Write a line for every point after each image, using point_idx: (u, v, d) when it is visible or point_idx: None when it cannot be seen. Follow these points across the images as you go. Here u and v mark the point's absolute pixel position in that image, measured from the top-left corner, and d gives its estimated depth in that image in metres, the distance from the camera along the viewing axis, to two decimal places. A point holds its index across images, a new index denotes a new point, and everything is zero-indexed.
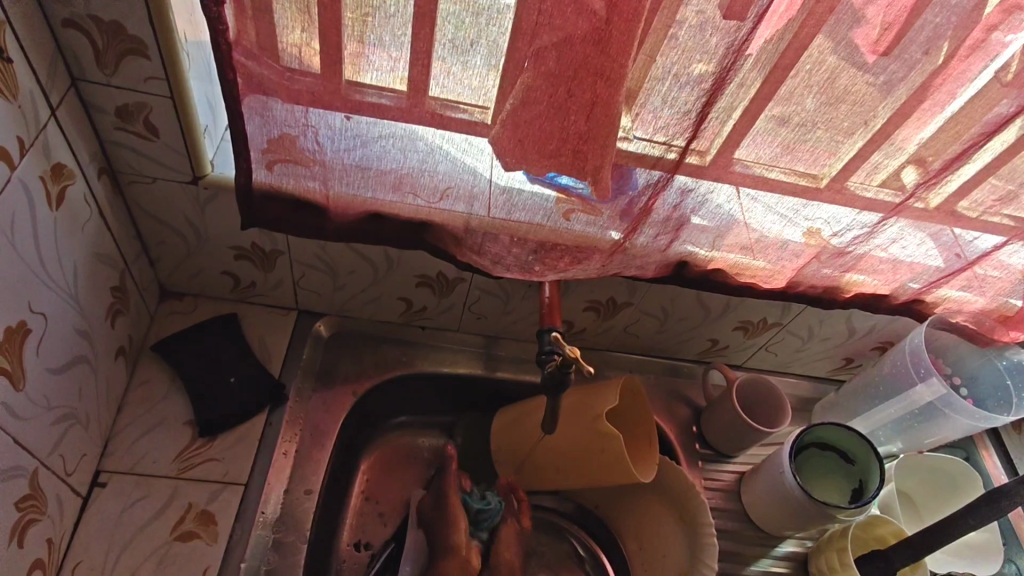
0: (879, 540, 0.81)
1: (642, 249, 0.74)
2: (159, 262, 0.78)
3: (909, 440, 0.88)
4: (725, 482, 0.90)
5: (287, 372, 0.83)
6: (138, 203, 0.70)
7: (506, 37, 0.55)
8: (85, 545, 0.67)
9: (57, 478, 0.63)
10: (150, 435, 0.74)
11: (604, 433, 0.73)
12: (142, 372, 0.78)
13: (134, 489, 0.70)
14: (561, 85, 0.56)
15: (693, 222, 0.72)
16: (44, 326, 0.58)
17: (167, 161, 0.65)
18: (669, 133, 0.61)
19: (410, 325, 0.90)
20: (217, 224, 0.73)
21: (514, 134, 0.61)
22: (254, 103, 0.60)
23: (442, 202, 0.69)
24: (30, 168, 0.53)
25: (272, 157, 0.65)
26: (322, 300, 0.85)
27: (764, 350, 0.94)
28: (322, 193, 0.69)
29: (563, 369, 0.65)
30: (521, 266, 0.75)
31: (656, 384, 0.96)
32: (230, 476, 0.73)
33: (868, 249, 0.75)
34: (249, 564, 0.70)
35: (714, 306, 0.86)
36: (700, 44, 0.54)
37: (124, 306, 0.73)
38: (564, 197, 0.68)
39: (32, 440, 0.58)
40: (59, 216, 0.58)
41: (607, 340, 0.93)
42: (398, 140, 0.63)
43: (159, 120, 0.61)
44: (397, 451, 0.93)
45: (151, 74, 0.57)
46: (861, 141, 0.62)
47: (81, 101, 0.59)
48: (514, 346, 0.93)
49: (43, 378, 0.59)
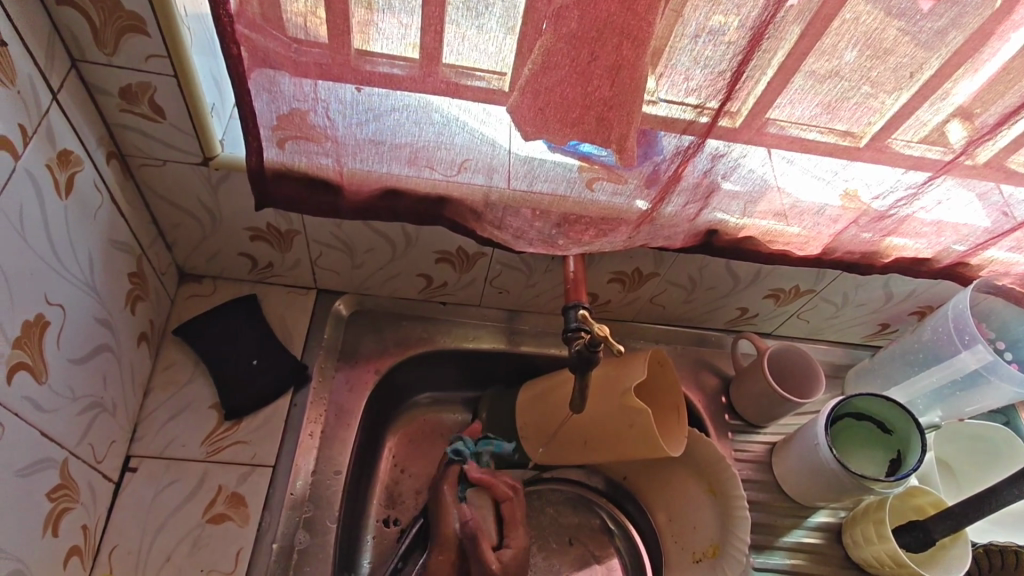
0: (917, 510, 0.80)
1: (670, 218, 0.71)
2: (175, 246, 0.77)
3: (949, 408, 0.85)
4: (757, 453, 0.88)
5: (309, 352, 0.82)
6: (149, 186, 0.68)
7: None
8: (119, 529, 0.67)
9: (88, 467, 0.63)
10: (177, 419, 0.74)
11: (635, 409, 0.71)
12: (166, 356, 0.77)
13: (164, 472, 0.71)
14: (583, 47, 0.53)
15: (725, 188, 0.68)
16: (63, 318, 0.57)
17: (175, 142, 0.63)
18: (701, 95, 0.57)
19: (431, 301, 0.89)
20: (230, 205, 0.71)
21: (533, 102, 0.57)
22: (261, 79, 0.57)
23: (460, 175, 0.67)
24: (35, 156, 0.52)
25: (283, 135, 0.63)
26: (340, 278, 0.84)
27: (796, 317, 0.91)
28: (335, 170, 0.66)
29: (589, 348, 0.63)
30: (544, 240, 0.73)
31: (682, 354, 0.94)
32: (258, 458, 0.73)
33: (910, 212, 0.71)
34: (282, 545, 0.70)
35: (744, 275, 0.83)
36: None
37: (143, 291, 0.72)
38: (587, 165, 0.65)
39: (60, 431, 0.58)
40: (69, 204, 0.57)
41: (633, 312, 0.91)
42: (411, 112, 0.60)
43: (164, 100, 0.59)
44: (423, 427, 0.92)
45: (152, 51, 0.54)
46: (907, 94, 0.57)
47: (83, 83, 0.57)
48: (536, 320, 0.92)
49: (65, 370, 0.58)
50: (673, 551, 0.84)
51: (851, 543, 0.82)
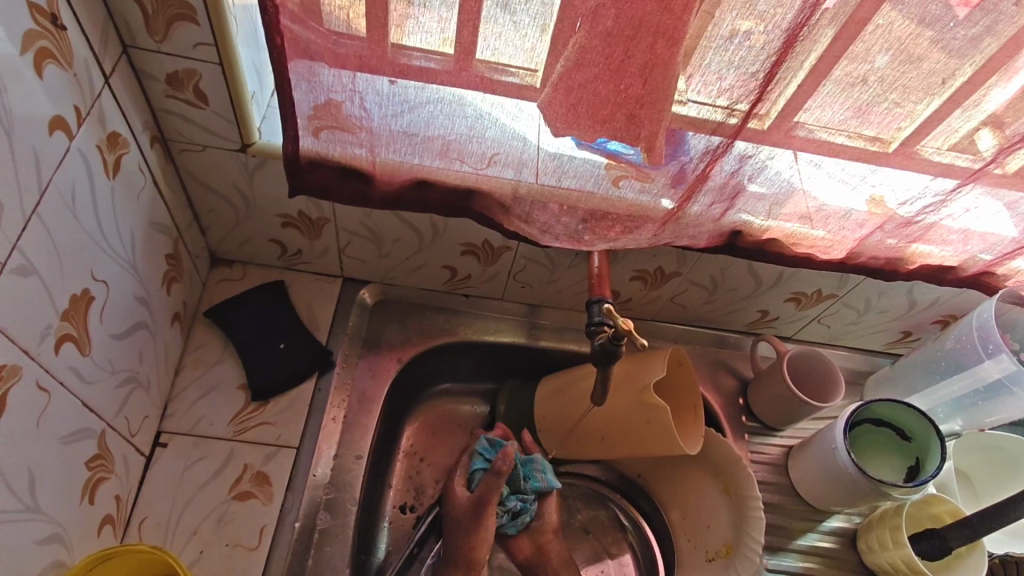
0: (934, 519, 0.80)
1: (695, 218, 0.72)
2: (210, 230, 0.79)
3: (969, 418, 0.85)
4: (772, 455, 0.88)
5: (334, 338, 0.84)
6: (189, 171, 0.70)
7: None
8: (149, 502, 0.69)
9: (123, 439, 0.65)
10: (206, 398, 0.76)
11: (653, 406, 0.72)
12: (197, 337, 0.80)
13: (193, 449, 0.73)
14: (617, 45, 0.53)
15: (751, 190, 0.69)
16: (106, 294, 0.58)
17: (215, 128, 0.65)
18: (733, 96, 0.58)
19: (455, 293, 0.91)
20: (265, 191, 0.73)
21: (566, 99, 0.59)
22: (301, 69, 0.59)
23: (489, 168, 0.68)
24: (87, 137, 0.54)
25: (319, 124, 0.64)
26: (366, 267, 0.86)
27: (817, 322, 0.91)
28: (368, 160, 0.68)
29: (613, 341, 0.62)
30: (569, 235, 0.74)
31: (701, 355, 0.94)
32: (282, 440, 0.75)
33: (937, 219, 0.71)
34: (303, 524, 0.72)
35: (766, 277, 0.83)
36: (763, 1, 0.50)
37: (178, 273, 0.74)
38: (614, 163, 0.66)
39: (99, 402, 0.59)
40: (116, 185, 0.59)
41: (653, 310, 0.91)
42: (445, 105, 0.62)
43: (208, 87, 0.61)
44: (440, 416, 0.94)
45: (200, 40, 0.56)
46: (938, 100, 0.57)
47: (132, 67, 0.59)
48: (557, 315, 0.93)
49: (107, 344, 0.60)
50: (685, 548, 0.85)
51: (865, 549, 0.82)
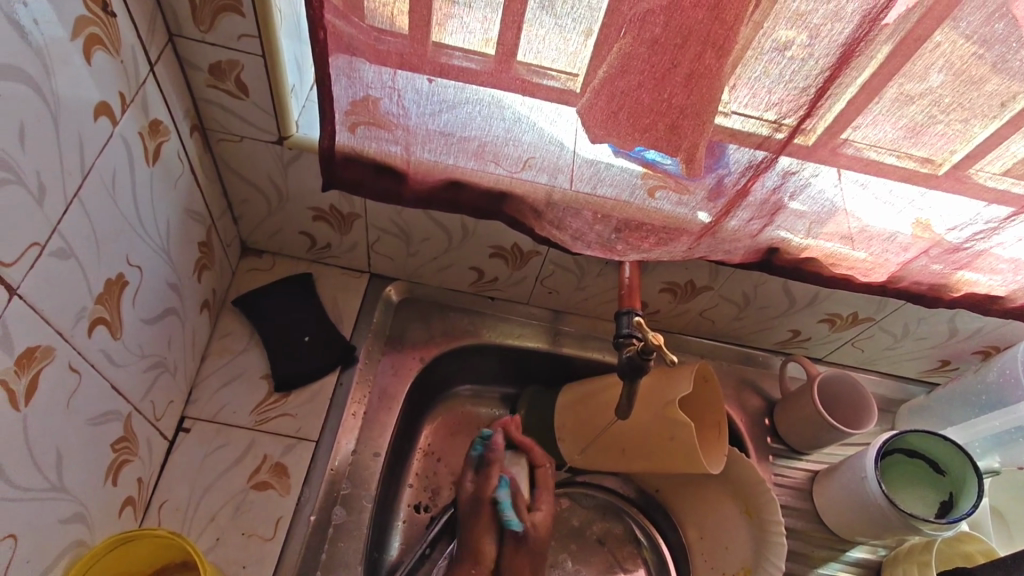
0: (965, 557, 0.76)
1: (732, 233, 0.70)
2: (242, 220, 0.80)
3: (1008, 454, 0.81)
4: (797, 480, 0.86)
5: (359, 334, 0.84)
6: (225, 160, 0.71)
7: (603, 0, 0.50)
8: (168, 486, 0.70)
9: (147, 423, 0.66)
10: (230, 385, 0.77)
11: (678, 422, 0.71)
12: (224, 325, 0.80)
13: (215, 436, 0.73)
14: (663, 53, 0.52)
15: (791, 207, 0.67)
16: (140, 279, 0.59)
17: (253, 119, 0.65)
18: (781, 111, 0.56)
19: (481, 296, 0.90)
20: (298, 183, 0.73)
21: (607, 105, 0.57)
22: (341, 64, 0.59)
23: (523, 172, 0.67)
24: (129, 124, 0.54)
25: (356, 120, 0.64)
26: (394, 265, 0.85)
27: (850, 345, 0.89)
28: (403, 158, 0.68)
29: (641, 354, 0.61)
30: (602, 243, 0.73)
31: (727, 371, 0.92)
32: (302, 432, 0.75)
33: (986, 247, 0.68)
34: (319, 518, 0.72)
35: (801, 297, 0.81)
36: (814, 12, 0.48)
37: (209, 261, 0.75)
38: (650, 172, 0.64)
39: (127, 385, 0.60)
40: (155, 171, 0.59)
41: (681, 323, 0.90)
42: (483, 106, 0.61)
43: (249, 78, 0.61)
44: (459, 418, 0.93)
45: (243, 31, 0.56)
46: (996, 124, 0.55)
47: (177, 56, 0.59)
48: (582, 323, 0.92)
49: (138, 328, 0.60)
50: (702, 568, 0.83)
51: None
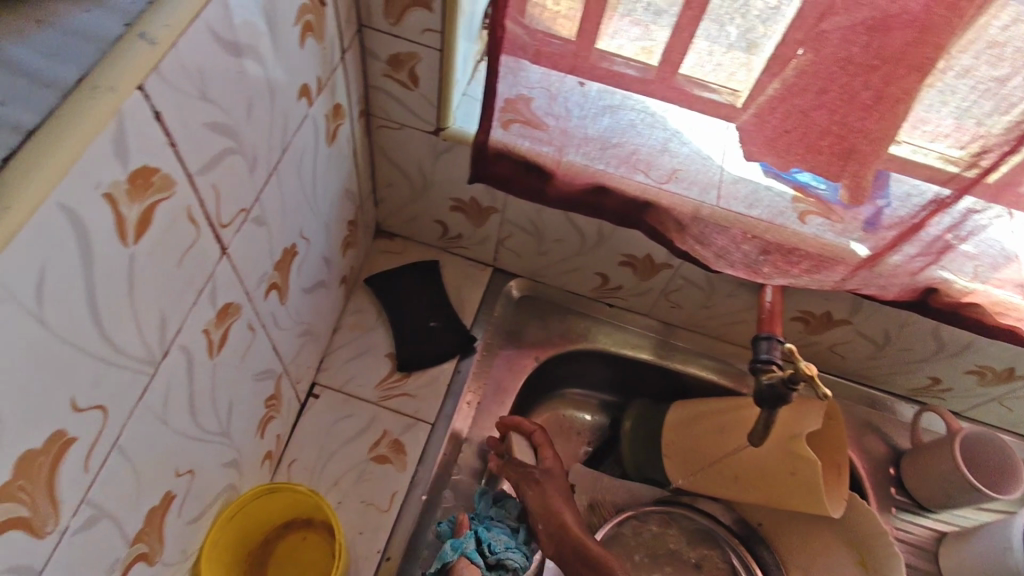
0: None
1: (891, 268, 0.66)
2: (383, 203, 0.84)
3: None
4: (922, 537, 0.80)
5: (479, 324, 0.87)
6: (382, 146, 0.75)
7: (776, 28, 0.50)
8: (299, 446, 0.74)
9: (290, 384, 0.70)
10: (358, 359, 0.81)
11: (803, 458, 0.68)
12: (357, 302, 0.85)
13: (343, 405, 0.77)
14: (856, 76, 0.50)
15: (961, 248, 0.62)
16: (305, 250, 0.63)
17: (417, 109, 0.68)
18: (987, 143, 0.51)
19: (598, 302, 0.90)
20: (446, 174, 0.76)
21: (781, 123, 0.56)
22: (511, 63, 0.60)
23: (670, 184, 0.66)
24: (320, 106, 0.57)
25: (512, 117, 0.65)
26: (519, 262, 0.87)
27: (996, 402, 0.82)
28: (553, 159, 0.68)
29: (786, 382, 0.58)
30: (747, 263, 0.70)
31: (850, 411, 0.87)
32: (421, 414, 0.78)
33: None
34: (429, 498, 0.74)
35: (950, 343, 0.75)
36: None
37: (353, 239, 0.79)
38: (801, 196, 0.63)
39: (282, 348, 0.64)
40: (330, 151, 0.63)
41: (805, 356, 0.86)
42: (647, 115, 0.61)
43: (423, 70, 0.64)
44: (560, 420, 0.94)
45: (428, 25, 0.59)
46: None
47: (363, 44, 0.63)
48: (698, 341, 0.90)
49: (297, 296, 0.64)
50: None
51: None
